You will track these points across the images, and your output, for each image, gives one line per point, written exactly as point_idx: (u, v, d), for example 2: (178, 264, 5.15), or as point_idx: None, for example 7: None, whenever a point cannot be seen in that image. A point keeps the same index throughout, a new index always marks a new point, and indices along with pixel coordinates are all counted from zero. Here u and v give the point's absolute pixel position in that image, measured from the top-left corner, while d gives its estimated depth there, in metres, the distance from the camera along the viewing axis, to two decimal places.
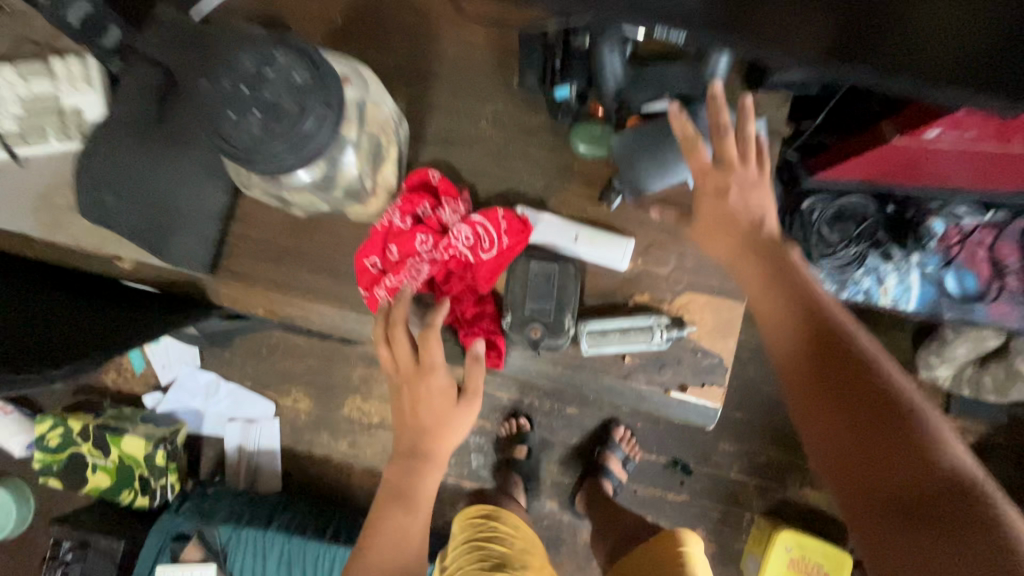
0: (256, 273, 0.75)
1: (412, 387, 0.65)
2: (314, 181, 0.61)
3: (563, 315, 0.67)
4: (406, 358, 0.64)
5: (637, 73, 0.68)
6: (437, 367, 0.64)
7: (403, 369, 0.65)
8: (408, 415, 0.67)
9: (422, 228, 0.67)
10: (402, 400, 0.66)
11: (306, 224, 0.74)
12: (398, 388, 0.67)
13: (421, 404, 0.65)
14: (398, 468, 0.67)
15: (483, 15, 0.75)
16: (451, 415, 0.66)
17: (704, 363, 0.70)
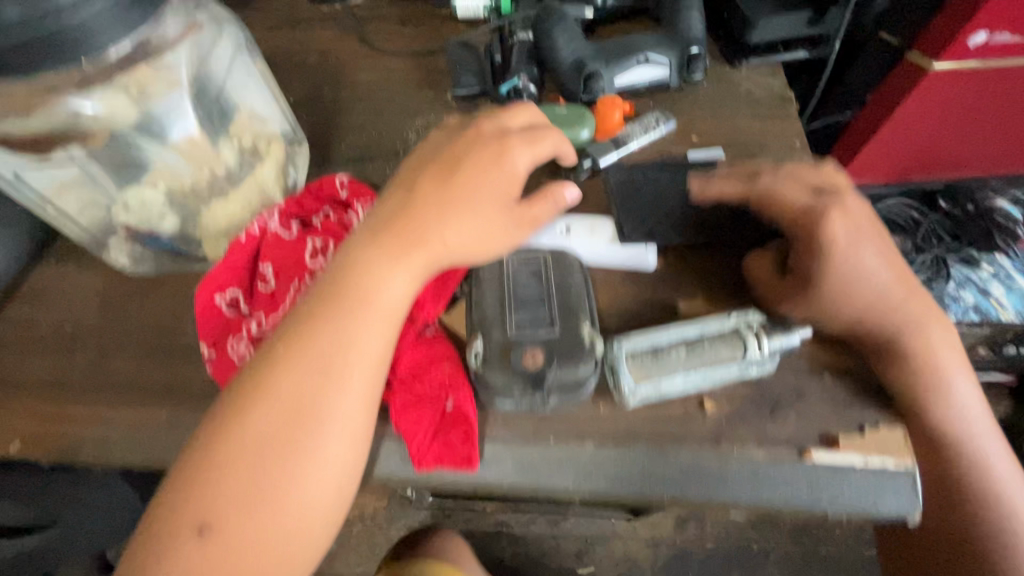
0: (30, 373, 0.42)
1: (466, 159, 0.37)
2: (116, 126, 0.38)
3: (576, 324, 0.36)
4: (489, 126, 0.39)
5: (596, 46, 0.55)
6: (528, 154, 0.38)
7: (469, 135, 0.39)
8: (423, 193, 0.36)
9: (319, 233, 0.42)
10: (421, 172, 0.38)
11: (135, 288, 0.46)
12: (434, 154, 0.38)
13: (455, 185, 0.36)
14: (356, 275, 0.35)
15: (406, 49, 0.64)
16: (489, 220, 0.36)
17: (843, 391, 0.39)
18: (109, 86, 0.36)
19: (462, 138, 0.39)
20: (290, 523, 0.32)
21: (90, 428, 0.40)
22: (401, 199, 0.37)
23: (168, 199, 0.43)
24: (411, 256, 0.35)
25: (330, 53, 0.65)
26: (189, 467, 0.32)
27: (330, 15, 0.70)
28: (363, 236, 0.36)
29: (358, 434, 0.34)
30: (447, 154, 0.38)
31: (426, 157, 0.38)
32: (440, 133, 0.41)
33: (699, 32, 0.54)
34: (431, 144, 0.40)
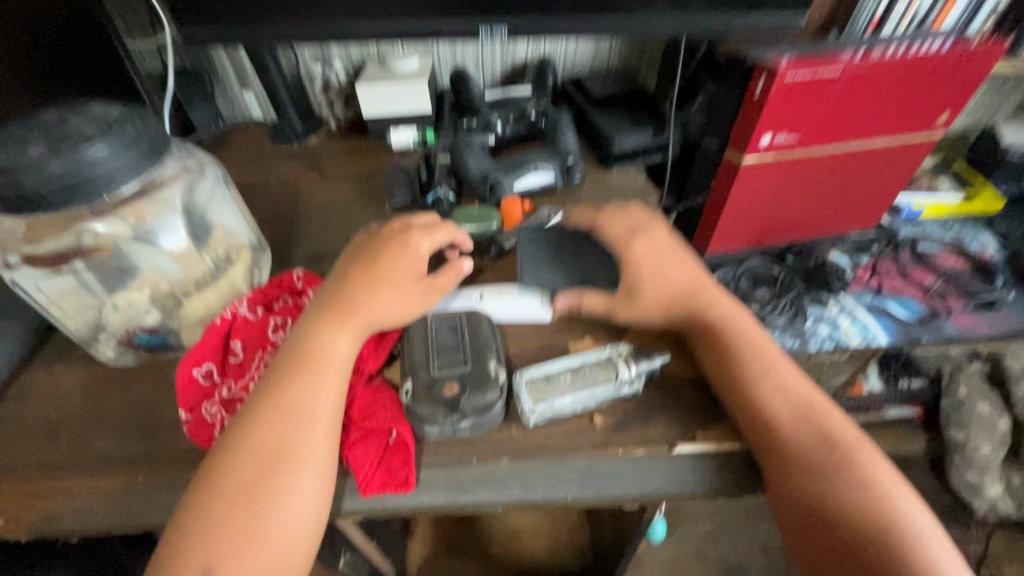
0: (18, 458, 0.48)
1: (384, 249, 0.50)
2: (118, 238, 0.49)
3: (484, 361, 0.47)
4: (401, 224, 0.52)
5: (498, 163, 0.72)
6: (427, 239, 0.51)
7: (383, 234, 0.52)
8: (354, 278, 0.48)
9: (278, 314, 0.52)
10: (352, 264, 0.49)
11: (117, 377, 0.53)
12: (359, 252, 0.51)
13: (377, 269, 0.48)
14: (310, 344, 0.45)
15: (353, 174, 0.80)
16: (405, 290, 0.48)
17: (698, 395, 0.50)
18: (110, 217, 0.47)
19: (381, 235, 0.52)
20: (275, 550, 0.38)
21: (74, 499, 0.45)
22: (339, 284, 0.48)
23: (153, 301, 0.53)
24: (351, 325, 0.46)
25: (291, 181, 0.80)
26: (184, 520, 0.38)
27: (291, 153, 0.86)
28: (314, 316, 0.47)
29: (327, 469, 0.42)
30: (368, 248, 0.50)
31: (355, 254, 0.51)
32: (363, 234, 0.54)
33: (573, 148, 0.74)
34: (356, 244, 0.52)
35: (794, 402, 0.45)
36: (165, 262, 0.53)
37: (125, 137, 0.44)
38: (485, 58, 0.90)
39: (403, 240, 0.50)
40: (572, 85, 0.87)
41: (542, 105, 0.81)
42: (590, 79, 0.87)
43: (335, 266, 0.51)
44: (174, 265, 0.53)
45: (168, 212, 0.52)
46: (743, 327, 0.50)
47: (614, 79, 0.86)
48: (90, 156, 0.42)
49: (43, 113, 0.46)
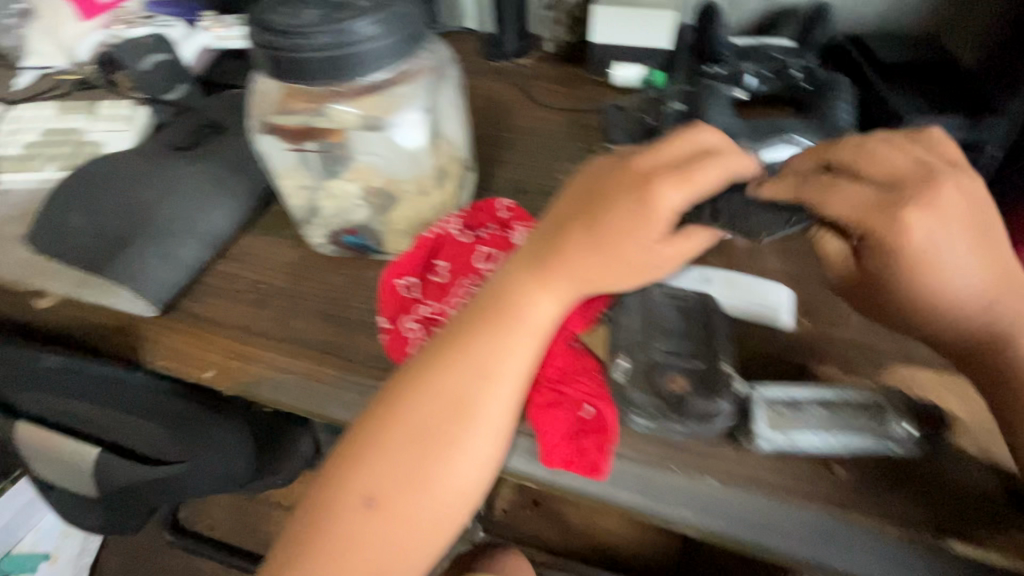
0: (226, 316, 0.50)
1: (613, 204, 0.39)
2: (359, 123, 0.48)
3: (718, 362, 0.39)
4: (646, 165, 0.39)
5: (747, 123, 0.60)
6: (676, 194, 0.38)
7: (616, 173, 0.40)
8: (567, 235, 0.40)
9: (487, 242, 0.48)
10: (573, 212, 0.40)
11: (316, 263, 0.53)
12: (584, 194, 0.41)
13: (599, 232, 0.39)
14: (507, 299, 0.41)
15: (566, 105, 0.72)
16: (630, 255, 0.38)
17: (992, 488, 0.37)
18: (356, 102, 0.47)
19: (617, 175, 0.40)
20: (434, 501, 0.39)
21: (269, 370, 0.46)
22: (551, 234, 0.41)
23: (363, 195, 0.52)
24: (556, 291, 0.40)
25: (498, 99, 0.75)
26: (357, 443, 0.40)
27: (500, 71, 0.80)
28: (517, 266, 0.42)
29: (500, 437, 0.40)
30: (597, 191, 0.40)
31: (580, 192, 0.41)
32: (594, 159, 0.43)
33: (847, 124, 0.59)
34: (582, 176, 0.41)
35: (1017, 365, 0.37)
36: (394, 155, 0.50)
37: (393, 13, 0.39)
38: None
39: (640, 192, 0.38)
40: (852, 44, 0.69)
41: (809, 63, 0.66)
42: (877, 40, 0.68)
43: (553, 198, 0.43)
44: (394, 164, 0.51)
45: (407, 107, 0.49)
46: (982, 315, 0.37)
47: (913, 44, 0.67)
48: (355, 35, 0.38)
49: None
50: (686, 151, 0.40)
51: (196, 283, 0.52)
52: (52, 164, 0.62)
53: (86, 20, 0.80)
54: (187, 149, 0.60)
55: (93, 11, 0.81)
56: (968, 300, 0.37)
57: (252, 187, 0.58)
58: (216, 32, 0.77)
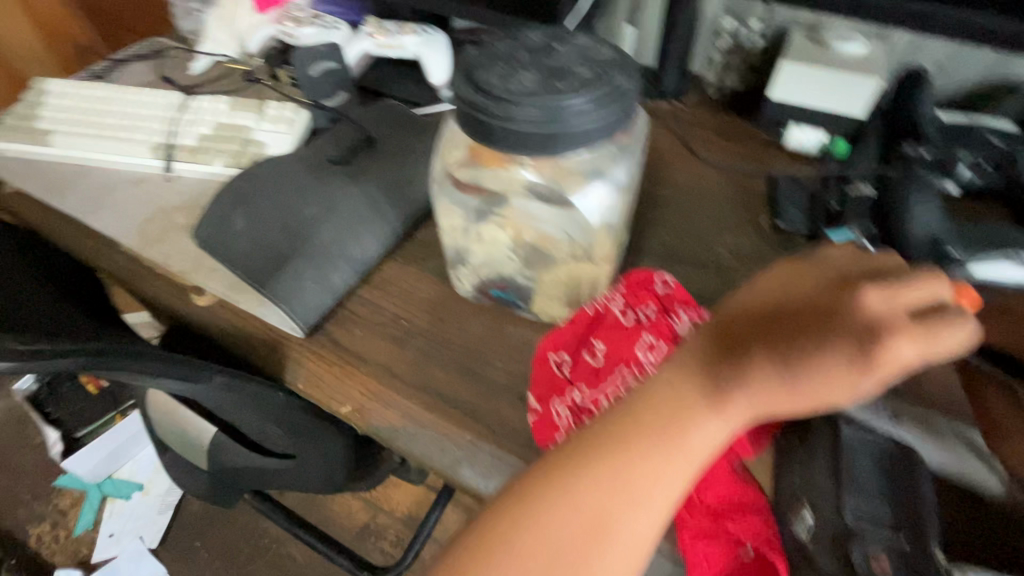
0: (369, 351, 0.50)
1: (827, 333, 0.32)
2: (538, 188, 0.45)
3: (929, 544, 0.32)
4: (875, 303, 0.33)
5: (957, 229, 0.52)
6: (913, 343, 0.31)
7: (831, 295, 0.34)
8: (767, 346, 0.33)
9: (650, 330, 0.44)
10: (771, 323, 0.34)
11: (457, 308, 0.52)
12: (786, 308, 0.35)
13: (805, 359, 0.32)
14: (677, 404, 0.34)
15: (727, 164, 0.67)
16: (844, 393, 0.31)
17: None
18: (541, 169, 0.44)
19: (835, 302, 0.34)
20: None
21: (404, 419, 0.46)
22: (745, 340, 0.34)
23: (512, 247, 0.48)
24: (728, 412, 0.33)
25: (651, 145, 0.70)
26: (474, 539, 0.33)
27: (654, 111, 0.76)
28: (688, 365, 0.35)
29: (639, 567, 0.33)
30: (805, 311, 0.34)
31: (782, 305, 0.35)
32: (797, 272, 0.37)
33: None
34: (785, 285, 0.36)
35: None
36: (566, 221, 0.46)
37: (611, 88, 0.36)
38: (957, 65, 0.65)
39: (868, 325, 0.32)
40: None
41: None
42: None
43: (742, 298, 0.37)
44: (553, 224, 0.46)
45: (597, 176, 0.45)
46: None
47: None
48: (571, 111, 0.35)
49: (528, 33, 0.41)
50: (920, 302, 0.34)
51: (340, 308, 0.53)
52: (219, 159, 0.65)
53: (260, 13, 0.82)
54: (344, 165, 0.61)
55: (268, 4, 0.82)
56: None
57: (401, 215, 0.58)
58: (376, 38, 0.77)
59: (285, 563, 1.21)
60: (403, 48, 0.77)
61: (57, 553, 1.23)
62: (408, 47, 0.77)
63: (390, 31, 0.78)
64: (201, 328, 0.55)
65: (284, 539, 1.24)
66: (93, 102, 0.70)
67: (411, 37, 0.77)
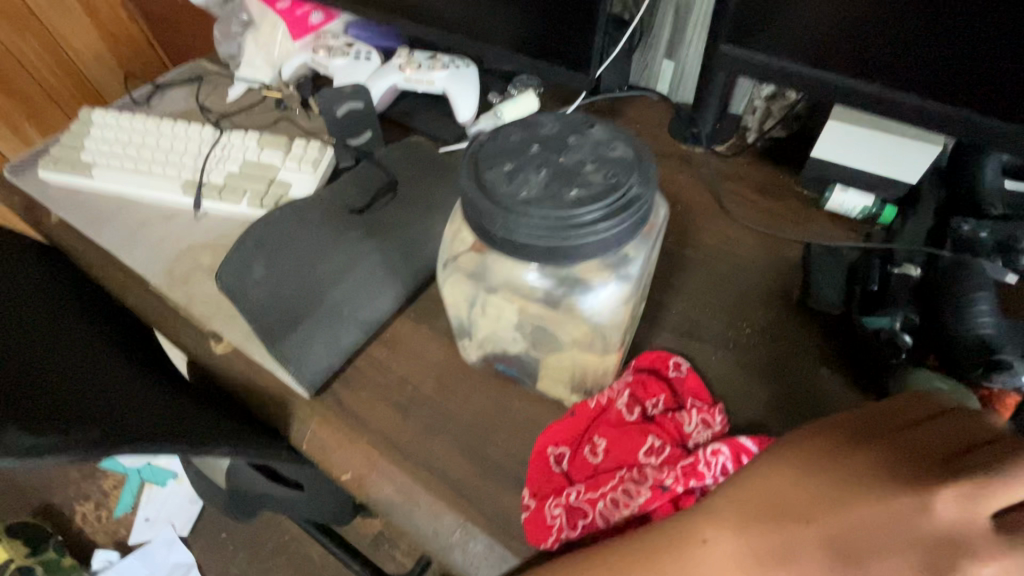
0: (374, 418, 0.50)
1: (889, 537, 0.29)
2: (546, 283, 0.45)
3: None
4: (965, 506, 0.28)
5: (1012, 328, 0.47)
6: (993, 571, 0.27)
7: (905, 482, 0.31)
8: (809, 523, 0.31)
9: (655, 429, 0.43)
10: (831, 503, 0.31)
11: (463, 376, 0.51)
12: (847, 488, 0.31)
13: (858, 560, 0.29)
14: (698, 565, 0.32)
15: (761, 226, 0.63)
16: None
17: None
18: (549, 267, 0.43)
19: (899, 495, 0.30)
20: None
21: (403, 496, 0.46)
22: (781, 502, 0.32)
23: (518, 324, 0.48)
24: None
25: (681, 199, 0.67)
26: None
27: (688, 156, 0.72)
28: (722, 531, 0.32)
29: None
30: (860, 495, 0.31)
31: (843, 478, 0.32)
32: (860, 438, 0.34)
33: None
34: (848, 453, 0.34)
35: None
36: (573, 311, 0.46)
37: (624, 194, 0.34)
38: None
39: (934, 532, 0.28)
40: None
41: None
42: None
43: (792, 460, 0.34)
44: (560, 306, 0.46)
45: (610, 272, 0.44)
46: None
47: None
48: (580, 222, 0.33)
49: (543, 119, 0.39)
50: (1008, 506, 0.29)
51: (350, 367, 0.53)
52: (246, 198, 0.66)
53: (295, 41, 0.83)
54: (363, 215, 0.61)
55: (303, 31, 0.83)
56: None
57: (416, 271, 0.57)
58: (406, 72, 0.76)
59: (302, 562, 1.26)
60: (433, 83, 0.76)
61: (98, 533, 1.32)
62: (437, 83, 0.76)
63: (421, 66, 0.77)
64: (218, 374, 0.57)
65: (303, 539, 1.28)
66: (135, 135, 0.73)
67: (441, 73, 0.76)
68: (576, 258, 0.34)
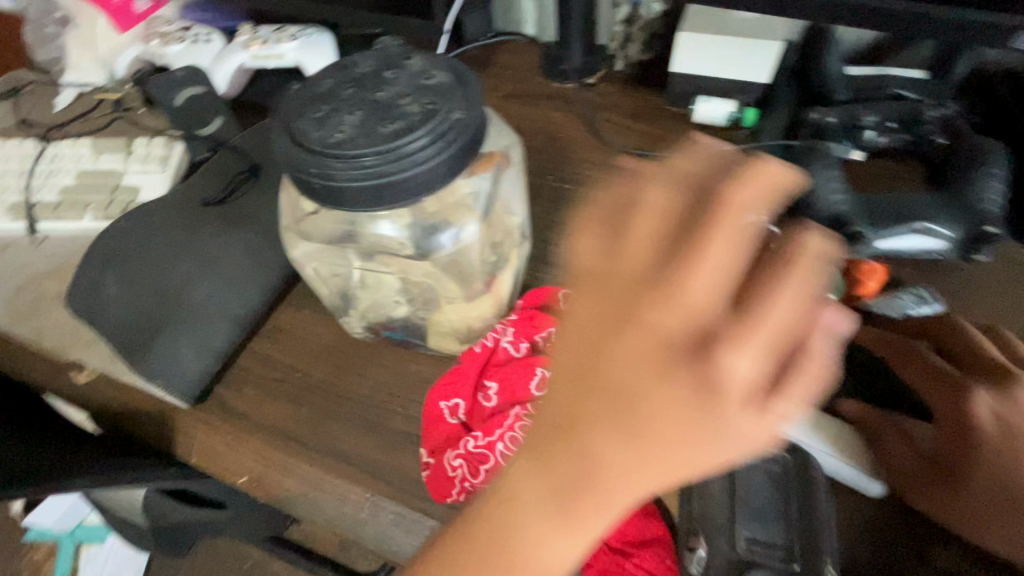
0: (267, 414, 0.47)
1: (650, 386, 0.23)
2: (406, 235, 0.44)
3: (821, 565, 0.32)
4: (693, 288, 0.23)
5: (862, 200, 0.49)
6: (749, 355, 0.22)
7: (646, 309, 0.24)
8: (574, 427, 0.25)
9: (543, 360, 0.43)
10: (579, 392, 0.25)
11: (354, 351, 0.49)
12: (589, 351, 0.25)
13: (638, 431, 0.23)
14: (506, 531, 0.27)
15: (638, 149, 0.63)
16: (696, 454, 0.23)
17: None
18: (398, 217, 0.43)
19: (637, 328, 0.24)
20: None
21: (308, 486, 0.44)
22: (541, 417, 0.26)
23: (399, 288, 0.47)
24: (584, 530, 0.25)
25: (559, 136, 0.66)
26: None
27: (562, 93, 0.70)
28: (529, 452, 0.26)
29: None
30: (602, 355, 0.24)
31: (591, 340, 0.25)
32: (597, 276, 0.26)
33: (998, 205, 0.47)
34: (584, 307, 0.26)
35: None
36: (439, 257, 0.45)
37: (445, 119, 0.32)
38: None
39: (692, 360, 0.23)
40: (1003, 79, 0.56)
41: (948, 115, 0.53)
42: None
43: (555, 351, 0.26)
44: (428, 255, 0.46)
45: (466, 211, 0.44)
46: None
47: None
48: (404, 156, 0.31)
49: (359, 59, 0.37)
50: (751, 258, 0.24)
51: (231, 368, 0.49)
52: (89, 211, 0.60)
53: (123, 33, 0.75)
54: (222, 205, 0.56)
55: (130, 22, 0.75)
56: None
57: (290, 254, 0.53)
58: (253, 47, 0.70)
59: None
60: (285, 52, 0.70)
61: None
62: (291, 52, 0.70)
63: (268, 38, 0.70)
64: (90, 406, 0.52)
65: (268, 560, 1.23)
66: None
67: (290, 40, 0.70)
68: (408, 198, 0.32)
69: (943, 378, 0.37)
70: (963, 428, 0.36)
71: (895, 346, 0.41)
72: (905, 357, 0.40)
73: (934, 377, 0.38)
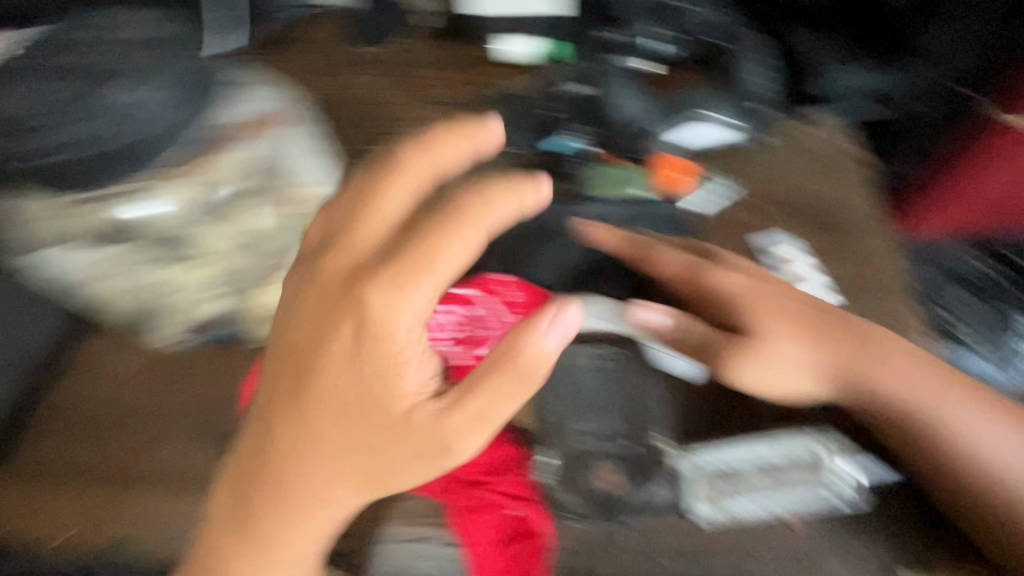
0: (76, 461, 0.40)
1: (321, 355, 0.29)
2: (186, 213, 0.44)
3: (647, 437, 0.36)
4: (354, 242, 0.29)
5: (656, 102, 0.52)
6: (396, 311, 0.28)
7: (327, 292, 0.29)
8: (281, 404, 0.30)
9: None
10: (289, 383, 0.29)
11: (169, 366, 0.42)
12: (312, 338, 0.29)
13: (318, 386, 0.29)
14: (268, 521, 0.30)
15: (456, 94, 0.60)
16: (387, 400, 0.29)
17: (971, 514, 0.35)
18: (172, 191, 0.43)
19: (317, 308, 0.29)
20: None
21: (141, 525, 0.38)
22: (263, 413, 0.30)
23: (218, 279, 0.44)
24: (314, 490, 0.30)
25: None
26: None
27: None
28: (258, 449, 0.30)
29: None
30: (302, 347, 0.29)
31: (293, 332, 0.30)
32: (294, 294, 0.30)
33: (761, 89, 0.54)
34: (285, 319, 0.30)
35: (916, 417, 0.36)
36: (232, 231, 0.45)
37: None
38: None
39: (348, 315, 0.28)
40: None
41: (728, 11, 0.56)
42: None
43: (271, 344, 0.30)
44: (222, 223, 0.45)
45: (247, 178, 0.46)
46: (809, 333, 0.39)
47: None
48: None
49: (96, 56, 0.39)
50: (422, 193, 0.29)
51: (22, 432, 0.41)
52: None
53: None
54: None
55: None
56: (786, 335, 0.39)
57: None
58: None
59: None
60: None
61: None
62: None
63: None
64: None
65: None
66: None
67: None
68: None
69: (686, 260, 0.43)
70: (715, 293, 0.41)
71: (652, 246, 0.43)
72: (665, 253, 0.44)
73: (682, 262, 0.43)
